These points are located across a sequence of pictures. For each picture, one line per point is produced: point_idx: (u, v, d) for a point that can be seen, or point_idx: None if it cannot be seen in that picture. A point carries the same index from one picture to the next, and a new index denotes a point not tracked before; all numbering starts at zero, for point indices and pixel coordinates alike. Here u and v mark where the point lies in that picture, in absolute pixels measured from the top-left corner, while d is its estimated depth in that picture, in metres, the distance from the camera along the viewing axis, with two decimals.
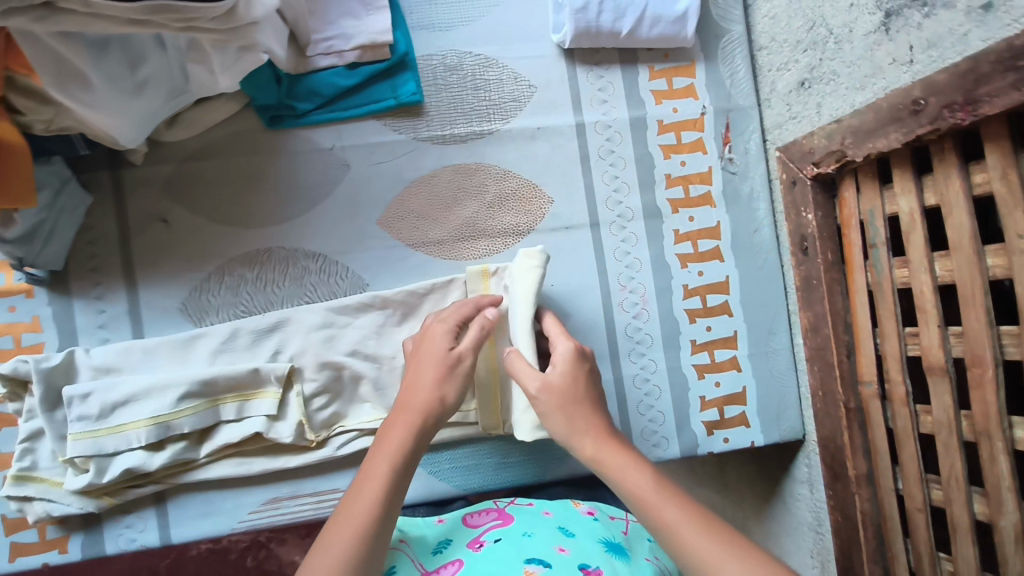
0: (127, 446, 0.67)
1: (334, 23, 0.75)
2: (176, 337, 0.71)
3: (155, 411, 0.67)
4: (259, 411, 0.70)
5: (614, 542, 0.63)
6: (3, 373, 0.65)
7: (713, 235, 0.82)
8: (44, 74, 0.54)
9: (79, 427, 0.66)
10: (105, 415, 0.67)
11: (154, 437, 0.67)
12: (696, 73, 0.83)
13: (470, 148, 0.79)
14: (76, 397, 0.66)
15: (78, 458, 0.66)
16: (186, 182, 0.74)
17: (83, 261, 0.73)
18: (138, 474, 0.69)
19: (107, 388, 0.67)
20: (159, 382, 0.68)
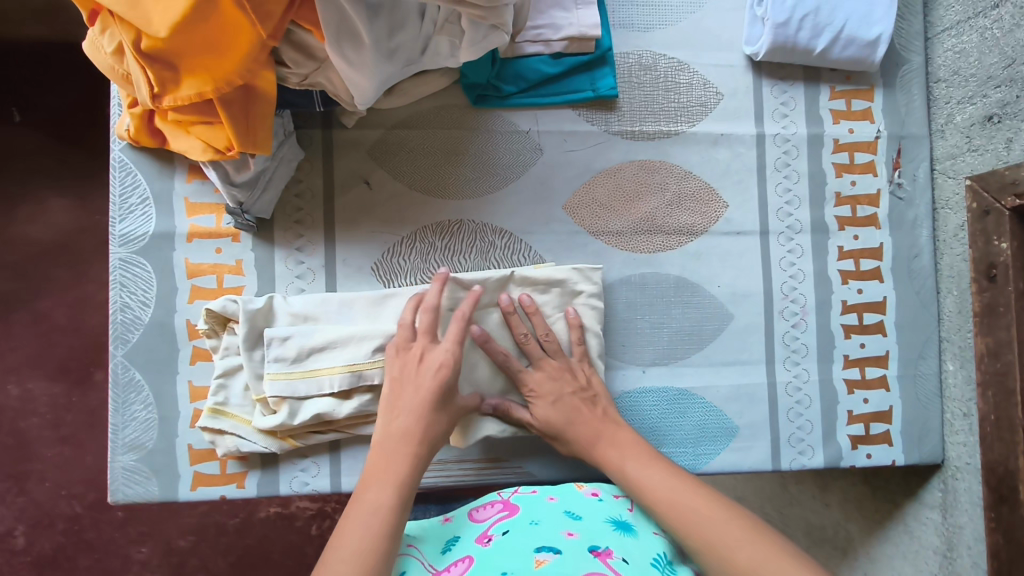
0: (317, 391, 0.69)
1: (544, 12, 0.77)
2: (369, 294, 0.74)
3: (350, 359, 0.69)
4: None
5: (621, 521, 0.62)
6: (215, 309, 0.69)
7: (876, 256, 0.84)
8: (328, 27, 0.58)
9: (275, 368, 0.69)
10: (301, 359, 0.69)
11: (347, 384, 0.69)
12: (874, 97, 0.85)
13: (656, 146, 0.82)
14: (276, 340, 0.69)
15: (273, 398, 0.69)
16: (390, 148, 0.78)
17: (288, 213, 0.76)
18: (324, 420, 0.71)
19: (305, 334, 0.70)
20: (354, 333, 0.70)
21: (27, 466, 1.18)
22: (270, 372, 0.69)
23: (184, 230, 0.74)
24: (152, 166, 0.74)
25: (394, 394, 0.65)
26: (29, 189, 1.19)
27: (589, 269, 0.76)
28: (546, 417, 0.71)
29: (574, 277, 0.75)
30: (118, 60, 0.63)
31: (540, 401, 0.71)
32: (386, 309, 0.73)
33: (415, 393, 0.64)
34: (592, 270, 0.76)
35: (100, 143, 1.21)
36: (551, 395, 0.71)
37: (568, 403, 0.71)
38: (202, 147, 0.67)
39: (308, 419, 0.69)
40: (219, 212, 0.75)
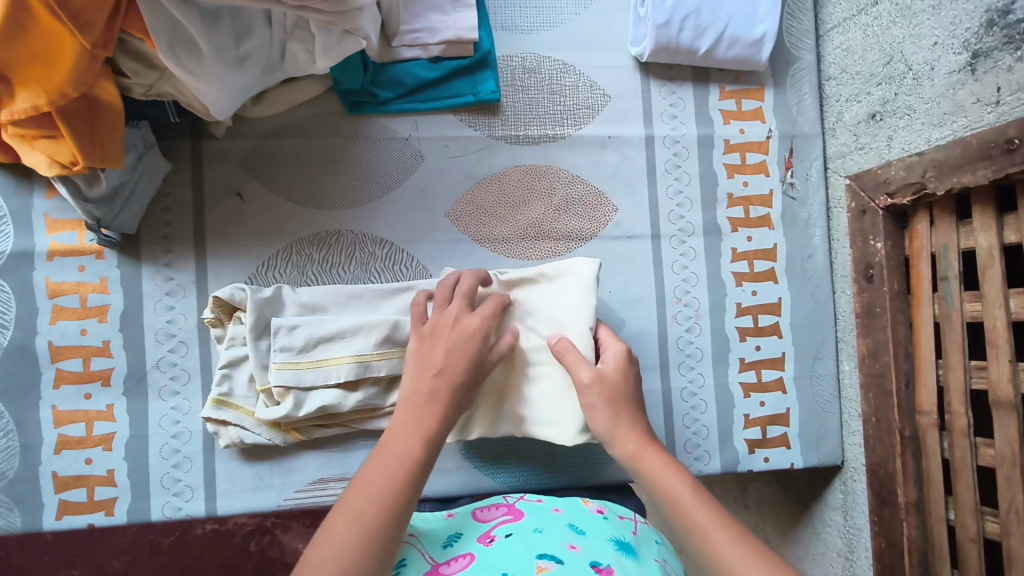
0: (323, 381, 0.68)
1: (421, 16, 0.75)
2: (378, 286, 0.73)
3: (359, 350, 0.68)
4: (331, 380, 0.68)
5: (623, 542, 0.60)
6: (222, 298, 0.67)
7: (769, 257, 0.83)
8: (158, 38, 0.55)
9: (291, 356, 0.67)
10: (310, 346, 0.68)
11: (354, 375, 0.68)
12: (765, 97, 0.84)
13: (542, 150, 0.80)
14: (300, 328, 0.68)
15: (278, 389, 0.67)
16: (264, 159, 0.75)
17: (156, 228, 0.73)
18: (330, 413, 0.70)
19: (324, 321, 0.69)
20: (362, 322, 0.69)
21: None
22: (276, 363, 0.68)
23: (45, 248, 0.71)
24: (9, 182, 0.71)
25: (421, 346, 0.61)
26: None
27: (581, 263, 0.69)
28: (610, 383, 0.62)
29: (581, 269, 0.69)
30: None
31: (599, 384, 0.62)
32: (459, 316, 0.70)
33: (431, 349, 0.61)
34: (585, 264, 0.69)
35: None
36: (610, 388, 0.62)
37: (621, 403, 0.61)
38: (49, 163, 0.64)
39: (314, 406, 0.68)
40: (81, 229, 0.72)
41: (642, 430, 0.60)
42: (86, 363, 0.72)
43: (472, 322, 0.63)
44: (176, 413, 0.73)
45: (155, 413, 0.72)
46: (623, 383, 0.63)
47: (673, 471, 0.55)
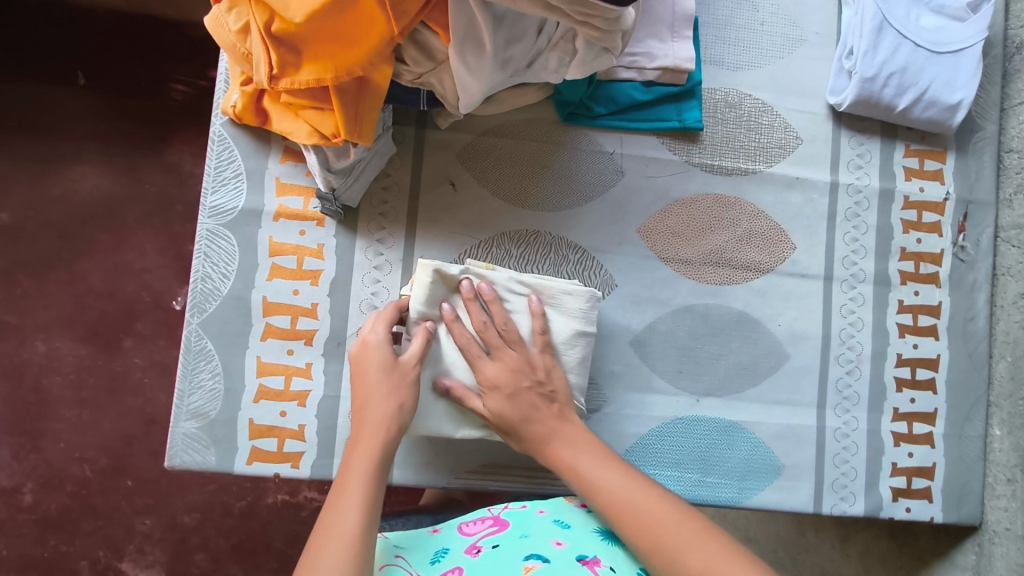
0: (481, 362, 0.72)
1: (641, 41, 0.80)
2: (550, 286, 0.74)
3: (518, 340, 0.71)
4: None
5: (604, 527, 0.66)
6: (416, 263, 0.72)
7: (933, 313, 0.86)
8: (455, 32, 0.61)
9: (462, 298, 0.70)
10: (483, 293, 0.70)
11: None
12: (946, 160, 0.88)
13: (732, 182, 0.84)
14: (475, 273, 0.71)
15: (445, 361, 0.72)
16: (478, 154, 0.80)
17: (374, 204, 0.78)
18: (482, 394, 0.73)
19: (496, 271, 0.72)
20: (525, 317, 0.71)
21: (44, 423, 1.17)
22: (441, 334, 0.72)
23: (272, 210, 0.76)
24: (249, 143, 0.76)
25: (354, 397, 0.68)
26: (81, 151, 1.22)
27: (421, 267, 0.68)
28: (499, 411, 0.68)
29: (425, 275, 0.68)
30: (242, 39, 0.66)
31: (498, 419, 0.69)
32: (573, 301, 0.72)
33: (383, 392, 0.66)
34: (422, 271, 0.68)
35: (156, 114, 1.23)
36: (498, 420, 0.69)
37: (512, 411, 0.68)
38: (308, 132, 0.69)
39: (463, 359, 0.71)
40: (308, 196, 0.77)
41: (576, 433, 0.69)
42: (293, 321, 0.76)
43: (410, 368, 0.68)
44: None
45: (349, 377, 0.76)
46: (525, 394, 0.69)
47: (609, 468, 0.65)
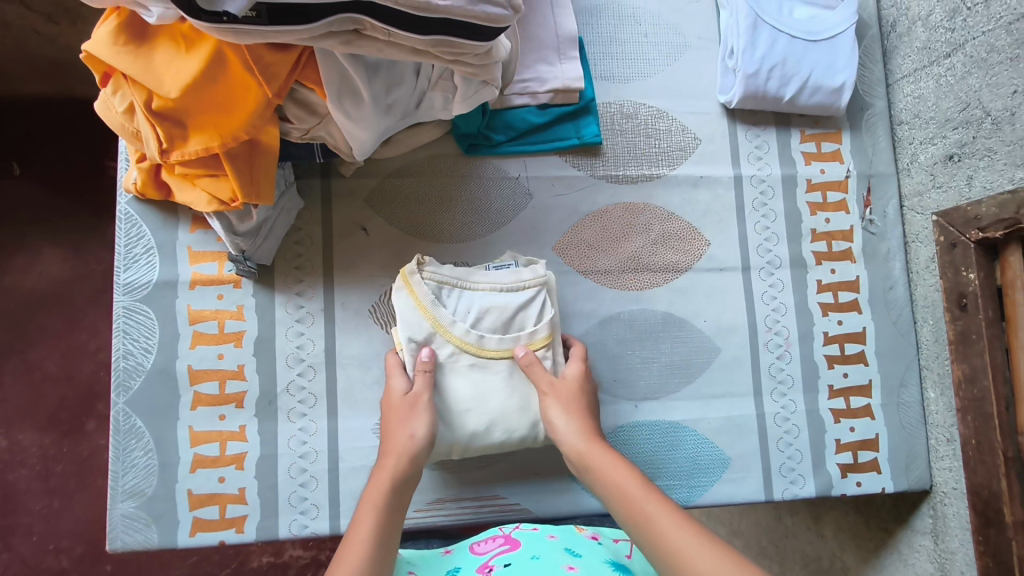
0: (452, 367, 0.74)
1: (530, 67, 0.83)
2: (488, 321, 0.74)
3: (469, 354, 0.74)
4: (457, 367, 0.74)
5: (619, 562, 0.64)
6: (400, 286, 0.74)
7: (852, 288, 0.88)
8: (330, 87, 0.63)
9: (404, 331, 0.73)
10: (435, 331, 0.73)
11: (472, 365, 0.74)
12: (842, 140, 0.91)
13: (639, 189, 0.86)
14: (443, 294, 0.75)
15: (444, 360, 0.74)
16: (386, 196, 0.82)
17: (288, 259, 0.79)
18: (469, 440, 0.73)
19: (449, 292, 0.74)
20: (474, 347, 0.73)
21: (12, 520, 1.14)
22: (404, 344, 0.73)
23: (187, 278, 0.77)
24: (156, 217, 0.77)
25: (399, 425, 0.70)
26: (22, 240, 1.19)
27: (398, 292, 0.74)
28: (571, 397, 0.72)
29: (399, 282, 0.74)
30: (129, 119, 0.67)
31: (559, 391, 0.73)
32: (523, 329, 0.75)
33: (404, 422, 0.70)
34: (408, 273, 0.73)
35: (94, 192, 1.21)
36: (568, 393, 0.73)
37: (578, 406, 0.72)
38: (208, 200, 0.70)
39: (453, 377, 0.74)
40: (221, 260, 0.77)
41: (592, 431, 0.70)
42: (221, 386, 0.76)
43: (423, 394, 0.71)
44: (304, 434, 0.76)
45: (285, 433, 0.76)
46: (580, 395, 0.73)
47: (623, 469, 0.65)
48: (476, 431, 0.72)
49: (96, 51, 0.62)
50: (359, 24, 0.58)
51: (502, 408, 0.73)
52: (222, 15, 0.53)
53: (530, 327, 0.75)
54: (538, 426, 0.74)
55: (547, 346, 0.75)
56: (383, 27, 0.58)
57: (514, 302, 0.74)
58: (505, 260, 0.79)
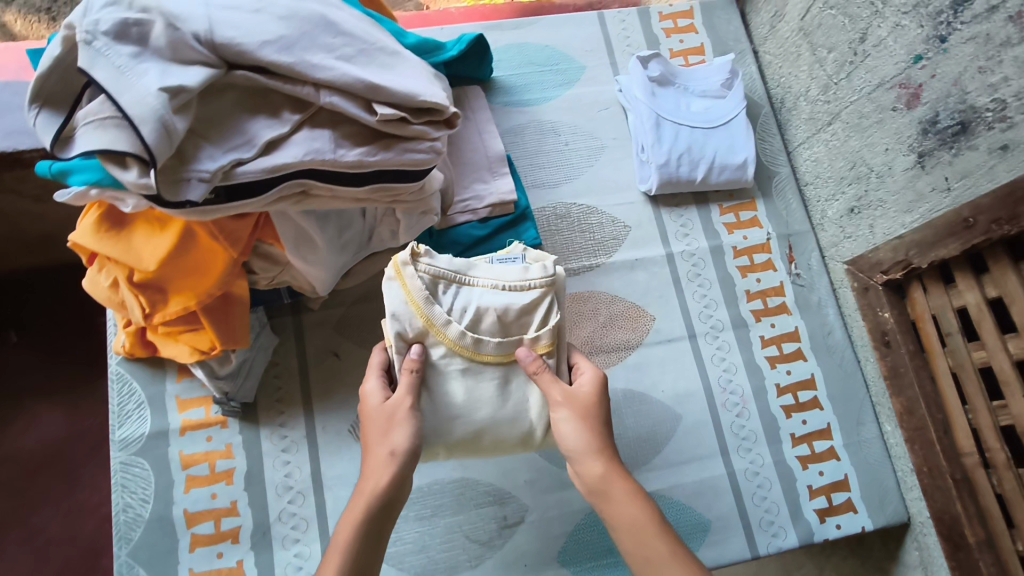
0: (446, 363, 0.70)
1: (468, 188, 0.95)
2: (487, 321, 0.69)
3: (465, 353, 0.69)
4: (452, 365, 0.70)
5: None
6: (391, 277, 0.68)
7: (794, 339, 0.95)
8: (288, 239, 0.72)
9: (393, 325, 0.68)
10: (426, 330, 0.69)
11: (466, 368, 0.70)
12: (757, 208, 1.01)
13: (583, 279, 0.95)
14: (437, 289, 0.69)
15: (439, 359, 0.70)
16: (353, 322, 0.90)
17: (269, 393, 0.85)
18: (458, 444, 0.72)
19: (445, 289, 0.69)
20: (472, 346, 0.69)
21: None
22: (393, 337, 0.69)
23: (177, 426, 0.83)
24: (146, 373, 0.84)
25: (381, 436, 0.67)
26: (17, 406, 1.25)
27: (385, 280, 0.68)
28: (579, 407, 0.69)
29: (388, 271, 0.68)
30: (115, 291, 0.76)
31: (573, 402, 0.69)
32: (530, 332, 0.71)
33: (384, 436, 0.67)
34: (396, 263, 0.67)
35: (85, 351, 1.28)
36: (581, 408, 0.69)
37: (595, 424, 0.69)
38: (189, 351, 0.78)
39: (448, 378, 0.70)
40: (208, 403, 0.84)
41: (608, 447, 0.68)
42: (217, 524, 0.80)
43: (404, 404, 0.68)
44: (299, 559, 0.80)
45: (280, 562, 0.80)
46: (597, 408, 0.70)
47: (636, 500, 0.65)
48: (464, 440, 0.71)
49: (82, 240, 0.71)
50: (305, 185, 0.69)
51: (493, 419, 0.71)
52: (186, 204, 0.63)
53: (530, 333, 0.71)
54: (532, 431, 0.73)
55: (549, 354, 0.71)
56: (326, 184, 0.69)
57: (517, 303, 0.69)
58: (511, 253, 0.75)
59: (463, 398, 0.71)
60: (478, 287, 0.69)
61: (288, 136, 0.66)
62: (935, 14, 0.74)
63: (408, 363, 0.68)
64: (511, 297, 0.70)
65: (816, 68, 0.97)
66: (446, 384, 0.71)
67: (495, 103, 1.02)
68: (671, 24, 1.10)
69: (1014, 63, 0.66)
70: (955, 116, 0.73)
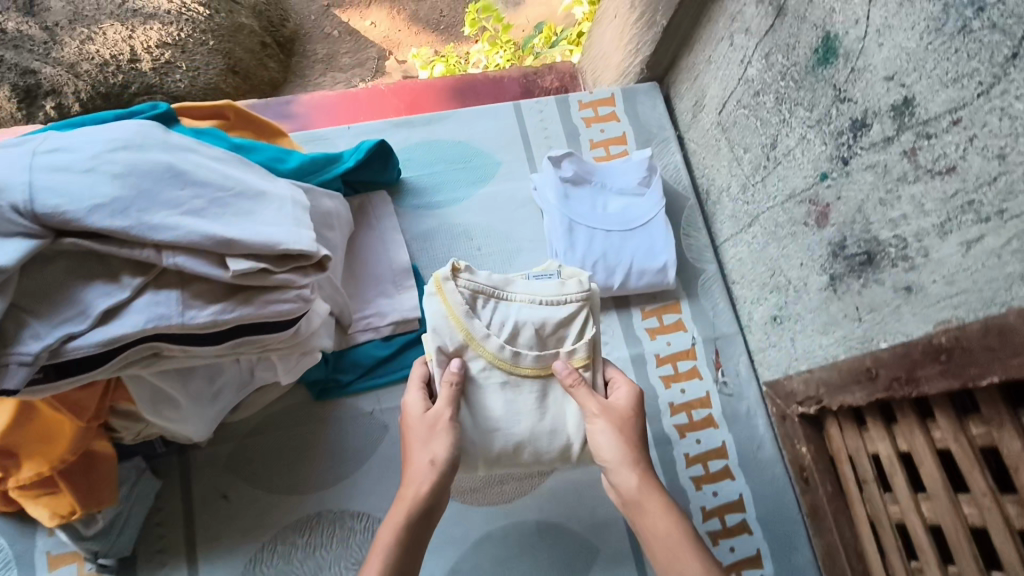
0: (484, 375, 0.73)
1: (371, 302, 0.90)
2: (524, 332, 0.72)
3: (501, 361, 0.72)
4: (492, 378, 0.73)
5: None
6: (435, 291, 0.71)
7: (721, 455, 0.89)
8: (142, 401, 0.66)
9: (434, 340, 0.71)
10: (466, 343, 0.72)
11: (504, 376, 0.73)
12: (682, 310, 0.96)
13: None
14: (476, 302, 0.72)
15: (478, 372, 0.72)
16: (244, 458, 0.83)
17: (150, 543, 0.79)
18: (508, 453, 0.74)
19: (484, 303, 0.72)
20: (508, 359, 0.72)
21: None
22: (432, 352, 0.72)
23: None
24: (13, 528, 0.78)
25: (416, 444, 0.68)
26: None
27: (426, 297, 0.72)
28: (614, 415, 0.71)
29: (432, 286, 0.71)
30: None
31: (610, 414, 0.71)
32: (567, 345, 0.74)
33: (423, 445, 0.68)
34: (439, 279, 0.70)
35: None
36: (619, 419, 0.70)
37: (632, 436, 0.69)
38: (49, 514, 0.71)
39: (487, 385, 0.73)
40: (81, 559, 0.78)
41: (644, 461, 0.69)
42: None
43: (444, 415, 0.69)
44: None
45: None
46: (634, 422, 0.71)
47: (663, 508, 0.66)
48: (503, 453, 0.73)
49: None
50: (155, 348, 0.63)
51: (532, 431, 0.73)
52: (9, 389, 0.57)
53: (565, 348, 0.74)
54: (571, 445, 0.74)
55: (585, 367, 0.73)
56: (177, 345, 0.63)
57: (554, 316, 0.72)
58: (548, 269, 0.77)
59: (505, 409, 0.73)
60: (515, 302, 0.73)
61: (128, 303, 0.60)
62: (836, 134, 0.70)
63: (444, 377, 0.71)
64: (546, 313, 0.73)
65: (735, 166, 0.92)
66: (486, 395, 0.73)
67: (403, 207, 0.96)
68: (591, 113, 1.05)
69: (911, 201, 0.61)
70: (862, 245, 0.68)
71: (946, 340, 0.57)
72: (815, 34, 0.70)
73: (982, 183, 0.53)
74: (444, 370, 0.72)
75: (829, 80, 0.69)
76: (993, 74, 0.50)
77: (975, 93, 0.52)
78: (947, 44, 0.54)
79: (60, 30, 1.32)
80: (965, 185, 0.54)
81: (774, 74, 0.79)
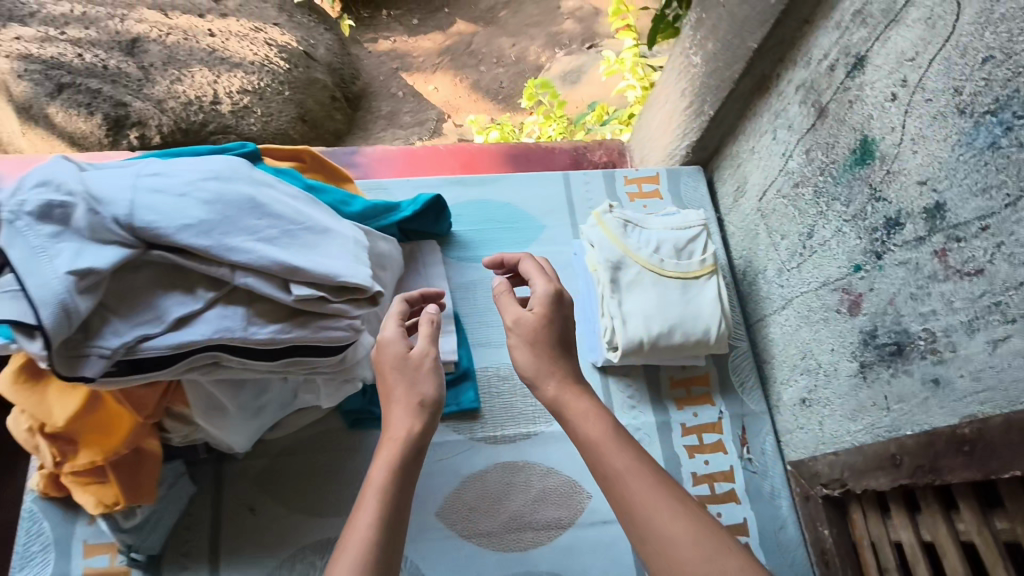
0: (638, 276, 0.93)
1: None
2: (668, 242, 0.95)
3: (652, 265, 0.93)
4: (646, 278, 0.92)
5: None
6: (597, 217, 0.97)
7: (742, 532, 0.88)
8: (195, 407, 0.73)
9: (600, 254, 0.94)
10: (624, 255, 0.93)
11: (654, 276, 0.92)
12: (710, 382, 0.97)
13: (518, 447, 0.91)
14: (626, 229, 0.96)
15: (635, 275, 0.93)
16: (274, 476, 0.86)
17: (177, 546, 0.82)
18: (662, 333, 0.90)
19: (633, 228, 0.96)
20: (655, 265, 0.93)
21: None
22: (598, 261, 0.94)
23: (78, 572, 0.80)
24: (57, 510, 0.82)
25: (381, 390, 0.67)
26: None
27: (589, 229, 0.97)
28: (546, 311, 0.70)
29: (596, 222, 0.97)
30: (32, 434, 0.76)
31: (519, 328, 0.69)
32: (698, 256, 0.95)
33: (403, 392, 0.66)
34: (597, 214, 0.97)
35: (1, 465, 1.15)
36: (530, 330, 0.69)
37: (545, 346, 0.68)
38: (95, 502, 0.76)
39: (639, 280, 0.92)
40: (112, 550, 0.81)
41: (561, 370, 0.67)
42: None
43: (430, 354, 0.68)
44: None
45: None
46: (545, 329, 0.69)
47: (593, 414, 0.64)
48: (661, 333, 0.89)
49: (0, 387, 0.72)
50: (214, 356, 0.68)
51: (681, 316, 0.90)
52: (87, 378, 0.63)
53: (698, 257, 0.95)
54: (711, 332, 0.91)
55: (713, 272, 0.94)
56: (232, 357, 0.69)
57: (685, 236, 0.96)
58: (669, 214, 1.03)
59: (655, 302, 0.91)
60: (655, 229, 0.96)
61: (200, 312, 0.67)
62: (871, 229, 0.73)
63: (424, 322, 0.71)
64: (682, 235, 0.96)
65: (772, 250, 0.95)
66: (638, 294, 0.92)
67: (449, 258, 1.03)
68: (636, 189, 1.12)
69: (941, 298, 0.64)
70: (892, 336, 0.71)
71: (970, 430, 0.60)
72: (854, 136, 0.76)
73: (1009, 287, 0.56)
74: (608, 275, 0.92)
75: (866, 179, 0.74)
76: (1019, 189, 0.54)
77: (1004, 203, 0.56)
78: (977, 157, 0.59)
79: (159, 72, 1.62)
80: (993, 287, 0.57)
81: (813, 168, 0.84)
